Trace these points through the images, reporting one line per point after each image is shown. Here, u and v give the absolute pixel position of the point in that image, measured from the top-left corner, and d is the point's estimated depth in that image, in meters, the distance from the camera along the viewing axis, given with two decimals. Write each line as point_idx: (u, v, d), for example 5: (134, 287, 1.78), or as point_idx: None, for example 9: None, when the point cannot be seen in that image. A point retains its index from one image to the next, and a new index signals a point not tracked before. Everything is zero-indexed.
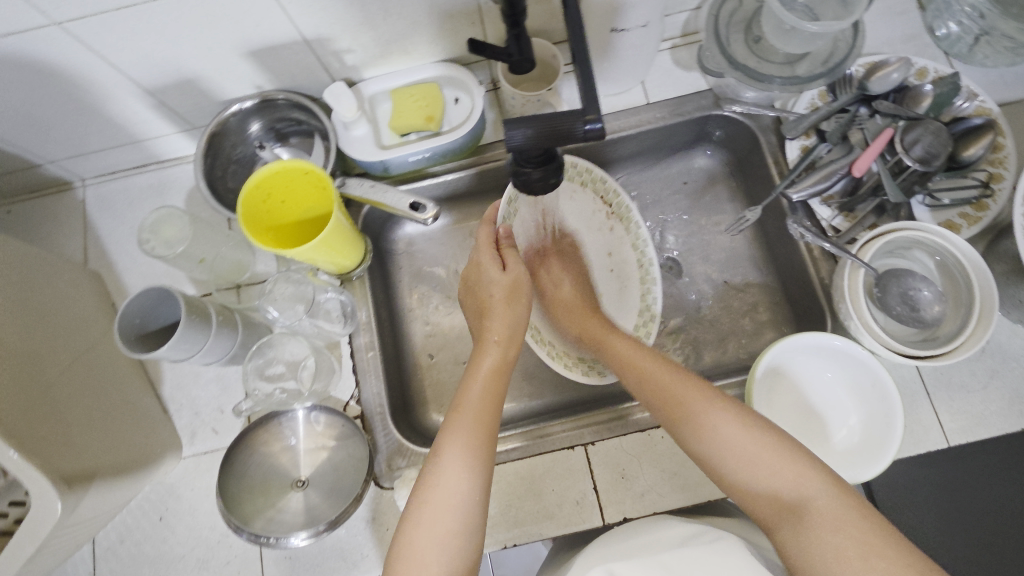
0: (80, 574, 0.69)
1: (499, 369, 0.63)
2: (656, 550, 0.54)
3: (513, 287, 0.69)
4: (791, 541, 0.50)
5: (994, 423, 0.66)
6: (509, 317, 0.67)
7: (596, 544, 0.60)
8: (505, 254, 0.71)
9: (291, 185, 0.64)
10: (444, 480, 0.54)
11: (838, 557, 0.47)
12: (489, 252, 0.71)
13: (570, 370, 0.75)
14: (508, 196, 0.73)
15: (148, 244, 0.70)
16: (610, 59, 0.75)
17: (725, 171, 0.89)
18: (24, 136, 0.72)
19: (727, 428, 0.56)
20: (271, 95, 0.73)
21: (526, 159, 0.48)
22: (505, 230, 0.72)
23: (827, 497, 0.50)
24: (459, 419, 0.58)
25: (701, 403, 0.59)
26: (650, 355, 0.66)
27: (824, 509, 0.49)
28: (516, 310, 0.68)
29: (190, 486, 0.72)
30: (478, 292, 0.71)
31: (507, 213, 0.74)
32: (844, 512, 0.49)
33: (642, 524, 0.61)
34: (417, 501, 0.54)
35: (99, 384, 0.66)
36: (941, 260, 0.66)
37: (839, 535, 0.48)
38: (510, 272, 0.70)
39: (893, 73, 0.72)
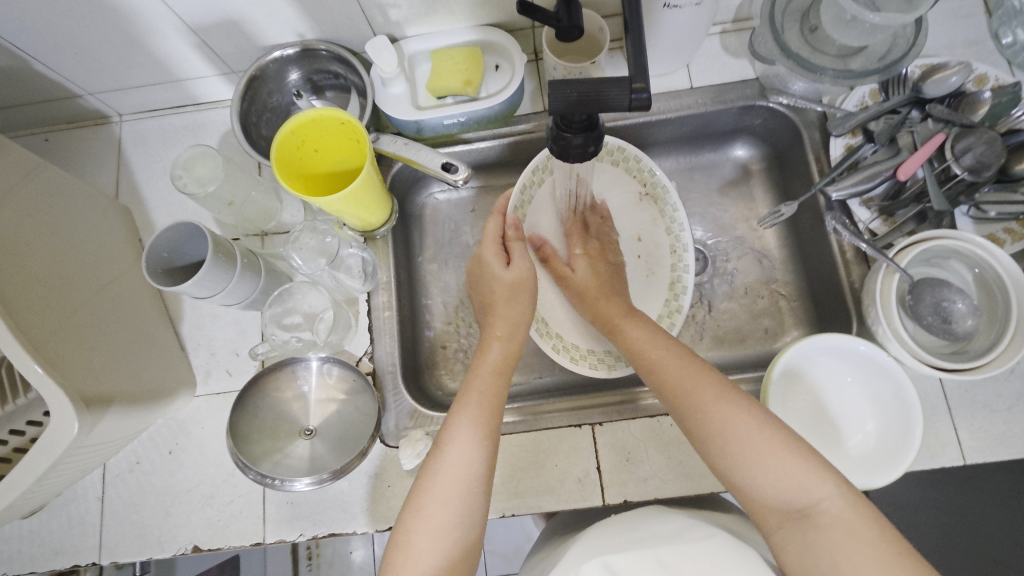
0: (89, 497, 0.71)
1: (500, 365, 0.64)
2: (651, 543, 0.51)
3: (517, 283, 0.68)
4: (797, 545, 0.50)
5: (1016, 445, 0.64)
6: (511, 315, 0.67)
7: (594, 530, 0.57)
8: (512, 247, 0.70)
9: (326, 135, 0.64)
10: (444, 475, 0.55)
11: (850, 568, 0.46)
12: (495, 246, 0.70)
13: (575, 363, 0.74)
14: (521, 187, 0.75)
15: (181, 181, 0.70)
16: (658, 38, 0.73)
17: (762, 165, 0.87)
18: (67, 64, 0.72)
19: (736, 420, 0.55)
20: (312, 45, 0.73)
21: (568, 124, 0.47)
22: (513, 220, 0.72)
23: (841, 505, 0.49)
24: (455, 421, 0.58)
25: (709, 397, 0.57)
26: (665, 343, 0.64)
27: (836, 517, 0.48)
28: (517, 308, 0.67)
29: (200, 424, 0.73)
30: (480, 289, 0.70)
31: (519, 203, 0.76)
32: (859, 521, 0.48)
33: (637, 516, 0.58)
34: (416, 496, 0.55)
35: (123, 314, 0.68)
36: (980, 272, 0.64)
37: (851, 543, 0.47)
38: (514, 268, 0.68)
39: (951, 76, 0.68)
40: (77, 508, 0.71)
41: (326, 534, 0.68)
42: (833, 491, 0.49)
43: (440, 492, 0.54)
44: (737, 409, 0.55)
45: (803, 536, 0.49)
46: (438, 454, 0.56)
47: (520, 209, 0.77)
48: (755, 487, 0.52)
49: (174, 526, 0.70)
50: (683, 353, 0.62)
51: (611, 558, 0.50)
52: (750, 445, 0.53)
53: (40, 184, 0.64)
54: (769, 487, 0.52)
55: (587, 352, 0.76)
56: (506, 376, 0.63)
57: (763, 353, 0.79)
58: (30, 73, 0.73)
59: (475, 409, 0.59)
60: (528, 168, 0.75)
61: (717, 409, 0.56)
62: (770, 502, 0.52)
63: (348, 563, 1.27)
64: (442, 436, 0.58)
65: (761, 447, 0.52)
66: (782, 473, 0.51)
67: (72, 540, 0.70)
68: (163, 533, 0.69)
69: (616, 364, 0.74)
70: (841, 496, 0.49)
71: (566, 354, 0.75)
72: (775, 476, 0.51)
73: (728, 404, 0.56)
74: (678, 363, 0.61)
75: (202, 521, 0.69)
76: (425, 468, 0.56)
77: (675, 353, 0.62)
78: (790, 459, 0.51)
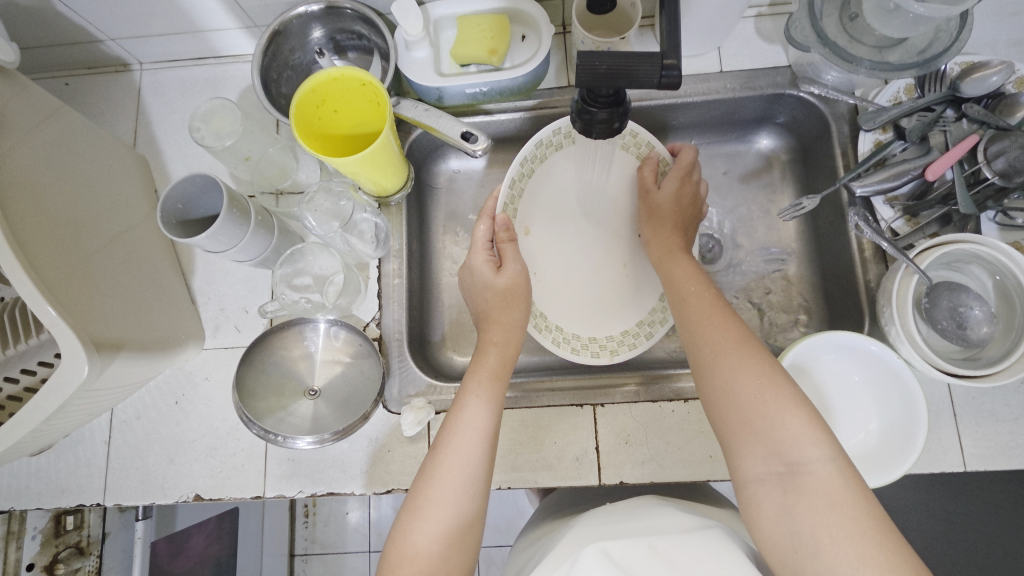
0: (96, 440, 0.72)
1: (499, 370, 0.63)
2: (645, 533, 0.51)
3: (510, 290, 0.67)
4: (776, 509, 0.49)
5: (1018, 456, 0.64)
6: (508, 322, 0.66)
7: (588, 520, 0.58)
8: (503, 249, 0.69)
9: (347, 96, 0.63)
10: (439, 480, 0.55)
11: (830, 537, 0.45)
12: (484, 251, 0.69)
13: (575, 353, 0.73)
14: (511, 181, 0.71)
15: (198, 133, 0.70)
16: (692, 17, 0.70)
17: (785, 157, 0.85)
18: (90, 8, 0.72)
19: (745, 384, 0.53)
20: (338, 3, 0.71)
21: (595, 97, 0.46)
22: (504, 220, 0.69)
23: (830, 472, 0.48)
24: (461, 410, 0.59)
25: (728, 358, 0.55)
26: (699, 294, 0.62)
27: (822, 481, 0.48)
28: (512, 313, 0.67)
29: (207, 377, 0.74)
30: (473, 296, 0.70)
31: (510, 199, 0.72)
32: (845, 491, 0.47)
33: (635, 507, 0.58)
34: (416, 495, 0.55)
35: (136, 262, 0.68)
36: (1001, 280, 0.63)
37: (834, 514, 0.46)
38: (506, 273, 0.68)
39: (992, 76, 0.66)
40: (83, 451, 0.72)
41: (324, 493, 0.69)
42: (828, 457, 0.49)
43: (436, 495, 0.54)
44: (754, 360, 0.55)
45: (782, 493, 0.49)
46: (437, 457, 0.56)
47: (512, 204, 0.73)
48: (747, 435, 0.52)
49: (177, 474, 0.71)
50: (717, 299, 0.61)
51: (609, 545, 0.50)
52: (758, 395, 0.52)
53: (56, 127, 0.64)
54: (763, 457, 0.51)
55: (589, 341, 0.74)
56: (504, 380, 0.62)
57: (771, 347, 0.79)
58: (53, 14, 0.72)
59: (474, 412, 0.58)
60: (516, 162, 0.70)
61: (736, 354, 0.55)
62: (756, 456, 0.51)
63: (343, 523, 1.30)
64: (441, 439, 0.58)
65: (768, 398, 0.52)
66: (782, 426, 0.50)
67: (78, 480, 0.71)
68: (166, 480, 0.71)
69: (617, 350, 0.74)
70: (832, 462, 0.48)
71: (566, 346, 0.73)
72: (770, 442, 0.51)
73: (747, 351, 0.55)
74: (710, 305, 0.60)
75: (205, 471, 0.71)
76: (422, 474, 0.56)
77: (705, 297, 0.61)
78: (796, 414, 0.51)
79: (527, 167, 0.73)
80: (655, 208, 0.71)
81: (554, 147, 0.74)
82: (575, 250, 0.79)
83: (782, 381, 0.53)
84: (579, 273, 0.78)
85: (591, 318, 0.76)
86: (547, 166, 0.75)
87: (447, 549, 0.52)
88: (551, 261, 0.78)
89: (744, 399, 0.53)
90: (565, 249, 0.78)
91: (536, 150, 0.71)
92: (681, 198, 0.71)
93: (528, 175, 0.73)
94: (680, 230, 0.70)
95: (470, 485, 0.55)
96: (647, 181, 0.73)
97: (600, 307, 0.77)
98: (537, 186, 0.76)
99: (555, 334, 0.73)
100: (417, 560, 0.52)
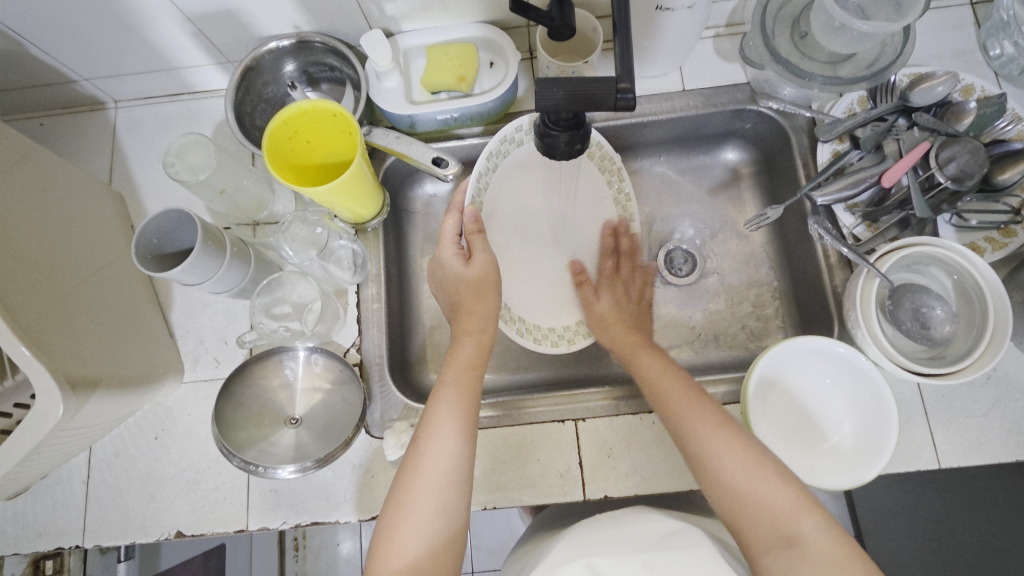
0: (74, 480, 0.71)
1: (476, 358, 0.64)
2: (637, 549, 0.51)
3: (481, 279, 0.67)
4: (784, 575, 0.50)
5: (990, 450, 0.66)
6: (481, 311, 0.66)
7: (575, 535, 0.57)
8: (472, 242, 0.67)
9: (319, 127, 0.64)
10: (424, 470, 0.55)
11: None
12: (453, 244, 0.67)
13: (538, 344, 0.75)
14: (477, 175, 0.68)
15: (173, 168, 0.70)
16: (652, 40, 0.73)
17: (751, 168, 0.87)
18: (62, 49, 0.73)
19: (732, 456, 0.56)
20: (309, 37, 0.73)
21: (555, 121, 0.47)
22: (471, 213, 0.66)
23: (828, 539, 0.50)
24: (435, 408, 0.59)
25: (716, 434, 0.57)
26: (677, 376, 0.64)
27: (821, 547, 0.50)
28: (486, 302, 0.67)
29: (187, 410, 0.74)
30: (445, 287, 0.69)
31: (476, 193, 0.70)
32: (842, 553, 0.49)
33: (622, 518, 0.58)
34: (396, 501, 0.55)
35: (112, 299, 0.68)
36: (959, 279, 0.65)
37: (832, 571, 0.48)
38: (475, 265, 0.67)
39: (938, 86, 0.69)
40: (61, 491, 0.71)
41: (309, 522, 0.69)
42: (822, 526, 0.51)
43: (424, 484, 0.55)
44: (737, 444, 0.56)
45: (787, 563, 0.50)
46: (419, 448, 0.57)
47: (477, 197, 0.70)
48: (748, 519, 0.53)
49: (158, 511, 0.70)
50: (693, 387, 0.63)
51: (597, 559, 0.50)
52: (748, 483, 0.54)
53: (31, 167, 0.64)
54: (762, 522, 0.52)
55: (548, 331, 0.76)
56: (480, 367, 0.64)
57: (747, 356, 0.80)
58: (26, 57, 0.73)
59: (452, 402, 0.59)
60: (482, 157, 0.68)
61: (724, 445, 0.56)
62: (761, 529, 0.52)
63: (334, 555, 1.28)
64: (422, 431, 0.58)
65: (758, 484, 0.54)
66: (777, 507, 0.52)
67: (56, 522, 0.70)
68: (147, 518, 0.70)
69: (575, 339, 0.77)
70: (828, 530, 0.51)
71: (530, 337, 0.74)
72: (767, 511, 0.52)
73: (734, 440, 0.57)
74: (689, 401, 0.61)
75: (186, 506, 0.70)
76: (406, 467, 0.56)
77: (683, 386, 0.63)
78: (785, 495, 0.53)
79: (489, 163, 0.70)
80: (600, 319, 0.75)
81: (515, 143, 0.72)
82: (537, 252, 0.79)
83: (765, 457, 0.55)
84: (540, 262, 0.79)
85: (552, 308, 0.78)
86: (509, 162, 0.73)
87: (434, 544, 0.53)
88: (515, 255, 0.77)
89: (737, 472, 0.55)
90: (521, 236, 0.78)
91: (502, 145, 0.70)
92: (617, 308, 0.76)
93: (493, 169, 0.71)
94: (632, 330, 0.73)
95: (454, 474, 0.56)
96: (589, 294, 0.77)
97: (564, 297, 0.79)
98: (500, 180, 0.74)
99: (519, 325, 0.74)
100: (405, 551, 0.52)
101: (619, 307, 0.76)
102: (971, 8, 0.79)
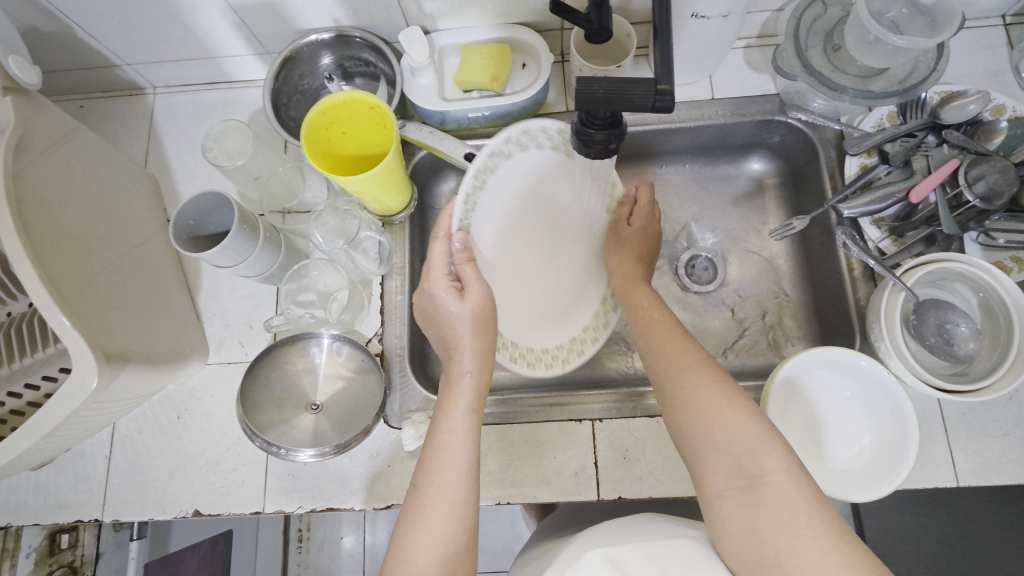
0: (96, 455, 0.73)
1: (472, 403, 0.60)
2: (642, 542, 0.51)
3: (477, 316, 0.60)
4: (739, 521, 0.50)
5: (1010, 471, 0.65)
6: (475, 350, 0.61)
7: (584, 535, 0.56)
8: (463, 272, 0.60)
9: (354, 118, 0.66)
10: (425, 525, 0.53)
11: (789, 543, 0.47)
12: (444, 273, 0.61)
13: (531, 368, 0.68)
14: (465, 195, 0.59)
15: (210, 153, 0.72)
16: (685, 48, 0.74)
17: (777, 180, 0.88)
18: (108, 33, 0.75)
19: (701, 389, 0.56)
20: (348, 31, 0.75)
21: (593, 120, 0.48)
22: (460, 239, 0.59)
23: (789, 482, 0.49)
24: (432, 457, 0.57)
25: (690, 368, 0.58)
26: (664, 315, 0.66)
27: (779, 490, 0.49)
28: (482, 340, 0.61)
29: (210, 391, 0.75)
30: (436, 322, 0.63)
31: (464, 214, 0.60)
32: (801, 499, 0.48)
33: (624, 523, 0.56)
34: (396, 559, 0.53)
35: (144, 278, 0.69)
36: (984, 297, 0.65)
37: (792, 521, 0.47)
38: (470, 299, 0.60)
39: (969, 104, 0.70)
40: (84, 465, 0.72)
41: (324, 508, 0.70)
42: (783, 467, 0.50)
43: (428, 531, 0.53)
44: (710, 378, 0.57)
45: (744, 508, 0.50)
46: (419, 501, 0.55)
47: (467, 220, 0.60)
48: (711, 458, 0.53)
49: (177, 489, 0.71)
50: (676, 327, 0.64)
51: (614, 553, 0.49)
52: (714, 414, 0.55)
53: (73, 146, 0.66)
54: (723, 465, 0.52)
55: (541, 352, 0.70)
56: (478, 413, 0.60)
57: (766, 366, 0.80)
58: (73, 40, 0.75)
59: (455, 449, 0.57)
60: (470, 173, 0.58)
61: (695, 376, 0.58)
62: (720, 471, 0.52)
63: (337, 549, 1.27)
64: (420, 479, 0.56)
65: (723, 415, 0.54)
66: (739, 444, 0.52)
67: (77, 495, 0.72)
68: (166, 495, 0.71)
69: (569, 359, 0.72)
70: (789, 471, 0.50)
71: (522, 362, 0.68)
72: (728, 451, 0.52)
73: (709, 376, 0.57)
74: (675, 336, 0.63)
75: (204, 486, 0.71)
76: (406, 520, 0.55)
77: (666, 323, 0.65)
78: (748, 429, 0.53)
79: (478, 181, 0.60)
80: (622, 240, 0.74)
81: (503, 157, 0.62)
82: (530, 269, 0.69)
83: (731, 392, 0.56)
84: (535, 278, 0.70)
85: (539, 330, 0.70)
86: (498, 179, 0.62)
87: None
88: (516, 276, 0.68)
89: (703, 403, 0.56)
90: (525, 249, 0.68)
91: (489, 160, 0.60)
92: (647, 234, 0.74)
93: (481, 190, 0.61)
94: (642, 263, 0.73)
95: (459, 522, 0.54)
96: (623, 215, 0.75)
97: (559, 314, 0.72)
98: (490, 201, 0.62)
99: (512, 351, 0.67)
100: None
101: (643, 232, 0.74)
102: (1004, 29, 0.79)
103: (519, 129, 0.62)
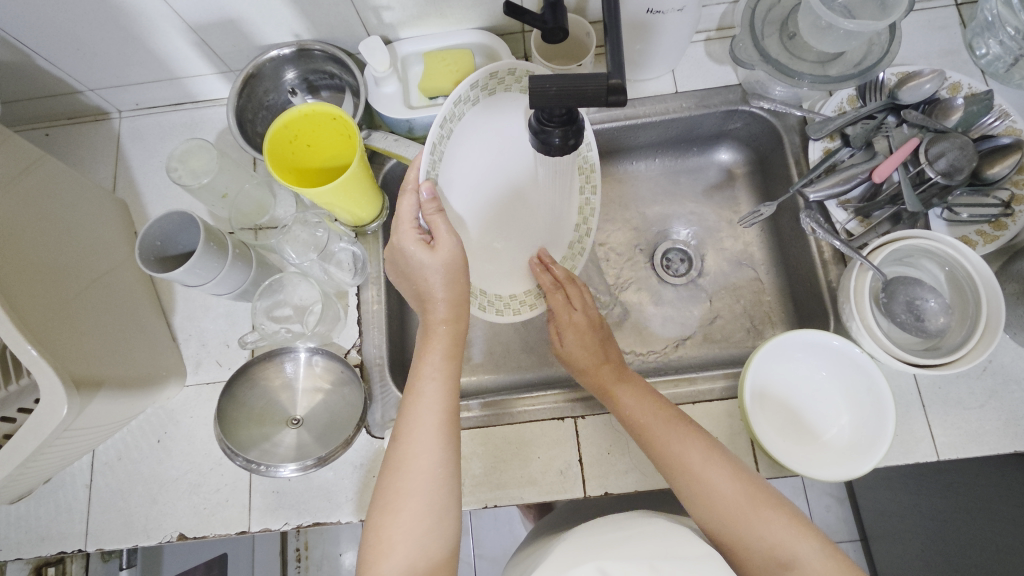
0: (76, 484, 0.72)
1: (453, 348, 0.60)
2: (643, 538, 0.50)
3: (449, 265, 0.58)
4: None
5: (988, 442, 0.66)
6: (452, 297, 0.59)
7: (583, 532, 0.56)
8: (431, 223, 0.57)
9: (319, 131, 0.66)
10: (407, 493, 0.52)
11: None
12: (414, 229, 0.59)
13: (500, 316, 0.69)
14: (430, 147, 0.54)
15: (175, 173, 0.72)
16: (644, 43, 0.75)
17: (746, 168, 0.89)
18: (67, 60, 0.74)
19: (717, 476, 0.56)
20: (308, 44, 0.75)
21: (549, 117, 0.48)
22: (427, 188, 0.55)
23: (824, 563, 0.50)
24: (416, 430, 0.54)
25: (698, 459, 0.57)
26: (653, 407, 0.63)
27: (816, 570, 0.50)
28: (459, 286, 0.59)
29: (189, 413, 0.74)
30: (411, 277, 0.61)
31: (430, 164, 0.56)
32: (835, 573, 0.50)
33: (621, 520, 0.56)
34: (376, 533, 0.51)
35: (116, 303, 0.69)
36: (950, 271, 0.66)
37: None
38: (440, 248, 0.57)
39: (925, 84, 0.71)
40: (64, 495, 0.71)
41: (310, 523, 0.69)
42: (816, 548, 0.51)
43: (409, 484, 0.52)
44: (724, 468, 0.57)
45: None
46: (396, 471, 0.53)
47: (434, 171, 0.57)
48: (744, 543, 0.53)
49: (160, 513, 0.70)
50: (671, 411, 0.62)
51: (607, 550, 0.48)
52: (736, 510, 0.54)
53: (39, 175, 0.66)
54: (761, 547, 0.53)
55: (508, 298, 0.71)
56: (458, 357, 0.60)
57: (745, 352, 0.81)
58: (32, 68, 0.75)
59: (433, 393, 0.56)
60: (435, 123, 0.53)
61: (704, 467, 0.57)
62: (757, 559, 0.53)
63: (337, 565, 1.27)
64: (399, 441, 0.54)
65: (747, 512, 0.54)
66: (770, 532, 0.53)
67: (59, 526, 0.70)
68: (149, 520, 0.70)
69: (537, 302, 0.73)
70: (822, 549, 0.51)
71: (491, 310, 0.68)
72: (763, 538, 0.53)
73: (722, 469, 0.57)
74: (670, 427, 0.60)
75: (188, 509, 0.70)
76: (388, 477, 0.53)
77: (661, 411, 0.62)
78: (775, 519, 0.53)
79: (443, 130, 0.55)
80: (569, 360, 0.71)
81: (468, 103, 0.57)
82: (501, 224, 0.67)
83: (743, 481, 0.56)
84: (507, 227, 0.68)
85: (491, 269, 0.69)
86: (465, 127, 0.58)
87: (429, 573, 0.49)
88: (483, 224, 0.66)
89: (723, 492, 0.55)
90: (498, 206, 0.66)
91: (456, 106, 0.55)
92: (586, 345, 0.71)
93: (447, 139, 0.57)
94: (609, 364, 0.69)
95: (438, 501, 0.52)
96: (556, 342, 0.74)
97: (518, 246, 0.70)
98: (455, 149, 0.59)
99: (480, 299, 0.67)
100: (396, 553, 0.50)
101: (585, 342, 0.71)
102: (956, 9, 0.80)
103: (488, 71, 0.55)
